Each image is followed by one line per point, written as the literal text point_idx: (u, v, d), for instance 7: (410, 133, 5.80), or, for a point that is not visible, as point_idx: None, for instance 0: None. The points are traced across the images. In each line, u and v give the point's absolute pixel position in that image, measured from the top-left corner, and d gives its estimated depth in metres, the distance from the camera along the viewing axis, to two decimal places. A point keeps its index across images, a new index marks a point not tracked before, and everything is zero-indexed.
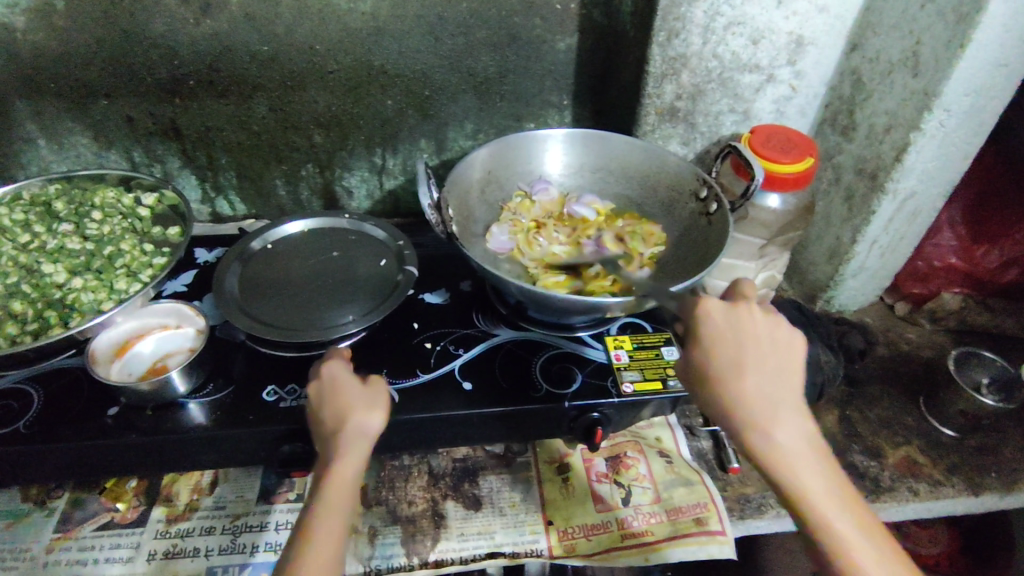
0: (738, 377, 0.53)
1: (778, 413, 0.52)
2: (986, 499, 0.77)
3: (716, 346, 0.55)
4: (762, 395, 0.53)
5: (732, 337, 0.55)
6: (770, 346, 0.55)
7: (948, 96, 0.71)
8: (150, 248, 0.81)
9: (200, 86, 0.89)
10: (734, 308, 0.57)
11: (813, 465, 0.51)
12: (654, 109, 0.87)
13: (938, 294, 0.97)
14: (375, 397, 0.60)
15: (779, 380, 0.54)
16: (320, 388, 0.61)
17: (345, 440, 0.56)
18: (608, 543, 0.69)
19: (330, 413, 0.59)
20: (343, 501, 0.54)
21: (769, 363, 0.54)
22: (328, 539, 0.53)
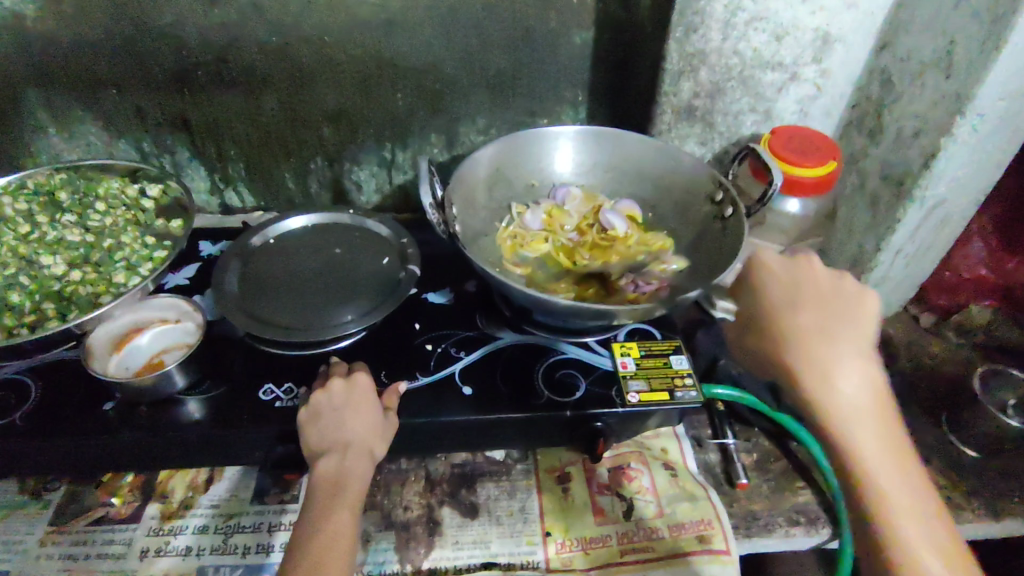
0: (797, 314, 0.52)
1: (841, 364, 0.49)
2: (1009, 525, 0.73)
3: (783, 292, 0.54)
4: (819, 344, 0.50)
5: (789, 286, 0.55)
6: (825, 294, 0.53)
7: (981, 100, 0.67)
8: (151, 240, 0.80)
9: (208, 77, 0.88)
10: (796, 261, 0.57)
11: (873, 424, 0.48)
12: (671, 107, 0.84)
13: (967, 307, 0.93)
14: (387, 425, 0.64)
15: (844, 323, 0.51)
16: (343, 394, 0.65)
17: (358, 460, 0.61)
18: (606, 558, 0.67)
19: (351, 425, 0.62)
20: (352, 520, 0.58)
21: (842, 315, 0.51)
22: (343, 546, 0.56)
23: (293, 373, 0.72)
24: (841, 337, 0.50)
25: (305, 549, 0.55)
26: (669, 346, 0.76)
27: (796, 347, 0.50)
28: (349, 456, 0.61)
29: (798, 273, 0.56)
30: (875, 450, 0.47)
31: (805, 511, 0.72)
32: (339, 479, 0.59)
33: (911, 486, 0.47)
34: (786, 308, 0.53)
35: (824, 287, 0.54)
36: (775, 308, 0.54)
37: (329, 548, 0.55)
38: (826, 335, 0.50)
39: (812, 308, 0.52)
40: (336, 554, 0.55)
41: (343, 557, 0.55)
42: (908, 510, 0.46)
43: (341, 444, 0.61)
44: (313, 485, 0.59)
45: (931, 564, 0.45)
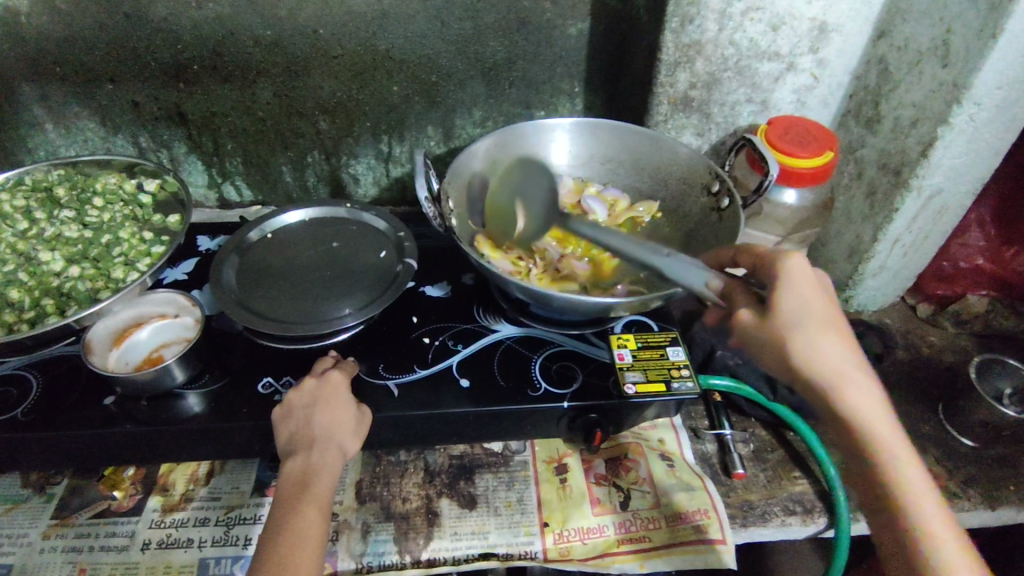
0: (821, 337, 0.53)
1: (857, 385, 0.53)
2: (1005, 513, 0.73)
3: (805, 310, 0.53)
4: (845, 363, 0.53)
5: (812, 303, 0.53)
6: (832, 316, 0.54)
7: (978, 89, 0.67)
8: (149, 235, 0.80)
9: (204, 71, 0.88)
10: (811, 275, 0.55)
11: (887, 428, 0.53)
12: (667, 98, 0.83)
13: (964, 296, 0.92)
14: (360, 420, 0.65)
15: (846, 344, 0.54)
16: (313, 392, 0.66)
17: (325, 454, 0.61)
18: (604, 548, 0.67)
19: (319, 422, 0.63)
20: (320, 515, 0.58)
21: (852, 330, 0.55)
22: (309, 540, 0.56)
23: (292, 366, 0.72)
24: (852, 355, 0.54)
25: (271, 543, 0.56)
26: (666, 337, 0.77)
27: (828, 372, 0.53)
28: (317, 450, 0.61)
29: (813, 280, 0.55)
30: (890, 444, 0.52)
31: (801, 501, 0.73)
32: (307, 476, 0.60)
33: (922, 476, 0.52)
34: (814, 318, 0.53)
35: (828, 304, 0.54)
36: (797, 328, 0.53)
37: (293, 543, 0.56)
38: (843, 356, 0.53)
39: (832, 321, 0.54)
40: (300, 547, 0.56)
41: (308, 554, 0.56)
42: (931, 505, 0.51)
43: (310, 439, 0.62)
44: (281, 484, 0.60)
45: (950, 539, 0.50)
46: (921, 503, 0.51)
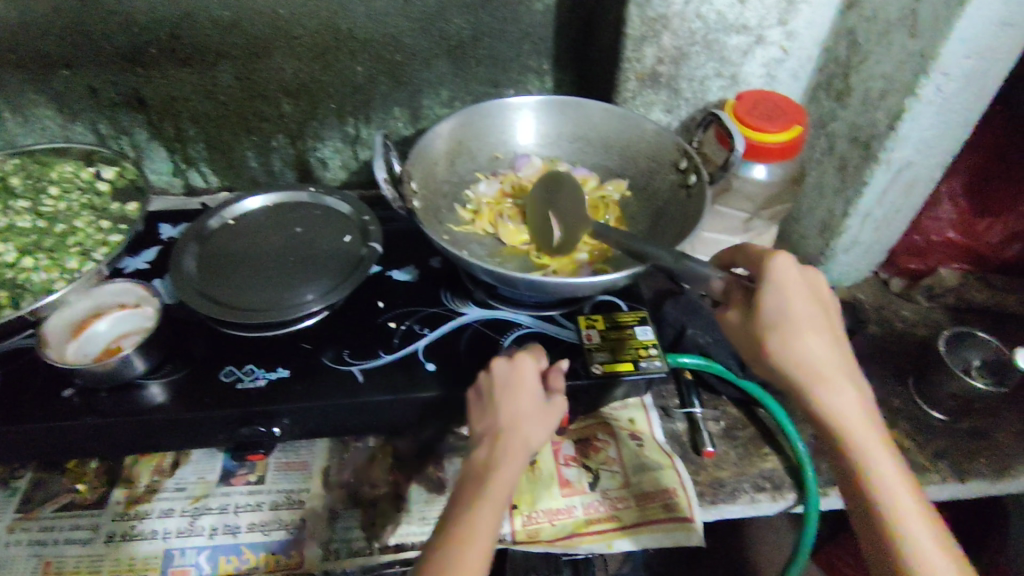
0: (800, 335, 0.54)
1: (837, 382, 0.54)
2: (975, 485, 0.74)
3: (787, 307, 0.54)
4: (825, 362, 0.54)
5: (797, 301, 0.55)
6: (816, 316, 0.55)
7: (946, 58, 0.66)
8: (106, 225, 0.78)
9: (162, 54, 0.86)
10: (800, 271, 0.56)
11: (864, 424, 0.54)
12: (634, 73, 0.81)
13: (936, 270, 0.92)
14: (551, 413, 0.61)
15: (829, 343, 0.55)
16: (505, 377, 0.62)
17: (510, 446, 0.58)
18: (572, 529, 0.67)
19: (505, 412, 0.60)
20: (497, 511, 0.55)
21: (838, 332, 0.56)
22: (481, 535, 0.53)
23: (254, 354, 0.71)
24: (835, 357, 0.55)
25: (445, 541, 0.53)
26: (636, 317, 0.76)
27: (807, 368, 0.54)
28: (504, 438, 0.58)
29: (803, 281, 0.56)
30: (867, 439, 0.53)
31: (771, 477, 0.73)
32: (488, 466, 0.57)
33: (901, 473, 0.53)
34: (798, 320, 0.54)
35: (814, 302, 0.55)
36: (778, 325, 0.55)
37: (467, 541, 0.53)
38: (825, 354, 0.55)
39: (817, 320, 0.55)
40: (474, 543, 0.52)
41: (480, 549, 0.52)
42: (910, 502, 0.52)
43: (496, 427, 0.59)
44: (465, 474, 0.58)
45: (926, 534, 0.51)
46: (899, 503, 0.52)
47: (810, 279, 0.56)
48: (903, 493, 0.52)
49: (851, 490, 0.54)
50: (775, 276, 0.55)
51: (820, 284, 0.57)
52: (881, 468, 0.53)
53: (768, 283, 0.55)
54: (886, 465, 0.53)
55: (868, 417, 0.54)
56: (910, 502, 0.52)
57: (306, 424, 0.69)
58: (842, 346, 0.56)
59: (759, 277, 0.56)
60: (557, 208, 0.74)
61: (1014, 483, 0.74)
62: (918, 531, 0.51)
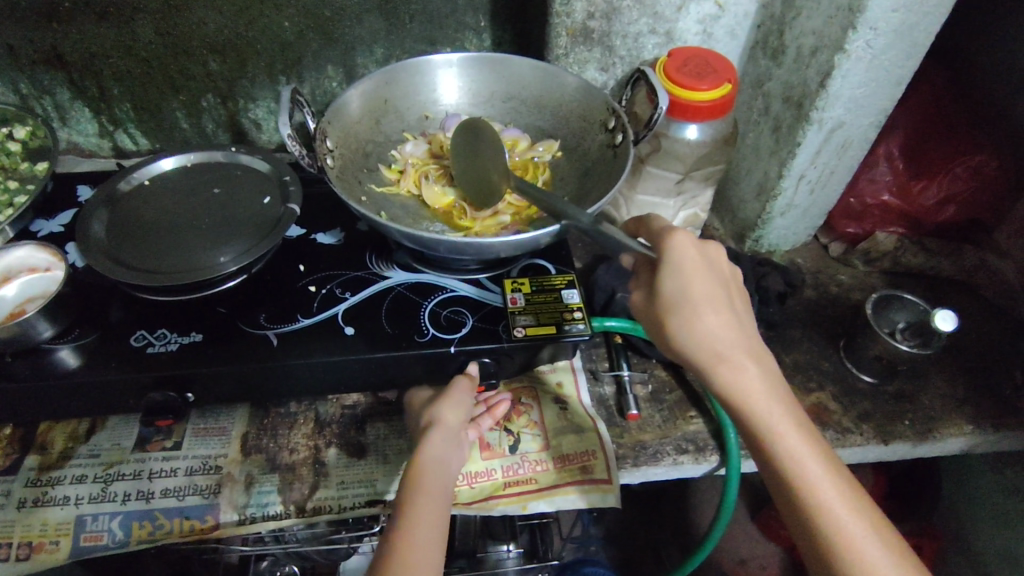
0: (700, 310, 0.54)
1: (740, 357, 0.54)
2: (897, 446, 0.74)
3: (686, 284, 0.54)
4: (725, 338, 0.54)
5: (697, 276, 0.55)
6: (716, 291, 0.55)
7: (872, 12, 0.64)
8: (13, 185, 0.76)
9: (76, 8, 0.82)
10: (700, 247, 0.56)
11: (769, 397, 0.54)
12: (565, 29, 0.79)
13: (873, 235, 0.89)
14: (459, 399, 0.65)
15: (730, 318, 0.55)
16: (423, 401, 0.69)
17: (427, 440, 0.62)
18: (490, 491, 0.67)
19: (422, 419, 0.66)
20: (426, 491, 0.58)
21: (739, 309, 0.56)
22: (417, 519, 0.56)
23: (167, 318, 0.69)
24: (735, 331, 0.55)
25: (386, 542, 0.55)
26: (563, 281, 0.75)
27: (709, 346, 0.54)
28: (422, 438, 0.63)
29: (701, 258, 0.56)
30: (773, 413, 0.53)
31: (694, 440, 0.73)
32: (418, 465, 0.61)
33: (809, 442, 0.53)
34: (697, 296, 0.54)
35: (713, 277, 0.55)
36: (678, 302, 0.54)
37: (407, 537, 0.55)
38: (726, 329, 0.54)
39: (717, 297, 0.55)
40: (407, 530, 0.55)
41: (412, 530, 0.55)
42: (819, 470, 0.52)
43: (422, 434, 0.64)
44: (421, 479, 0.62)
45: (836, 499, 0.51)
46: (808, 473, 0.52)
47: (709, 254, 0.56)
48: (811, 462, 0.52)
49: (766, 470, 0.54)
50: (672, 254, 0.55)
51: (720, 260, 0.57)
52: (790, 443, 0.52)
53: (666, 262, 0.55)
54: (792, 436, 0.53)
55: (773, 390, 0.54)
56: (823, 473, 0.52)
57: (221, 389, 0.68)
58: (744, 321, 0.56)
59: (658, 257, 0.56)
60: (478, 160, 0.72)
61: (936, 444, 0.74)
62: (830, 498, 0.51)
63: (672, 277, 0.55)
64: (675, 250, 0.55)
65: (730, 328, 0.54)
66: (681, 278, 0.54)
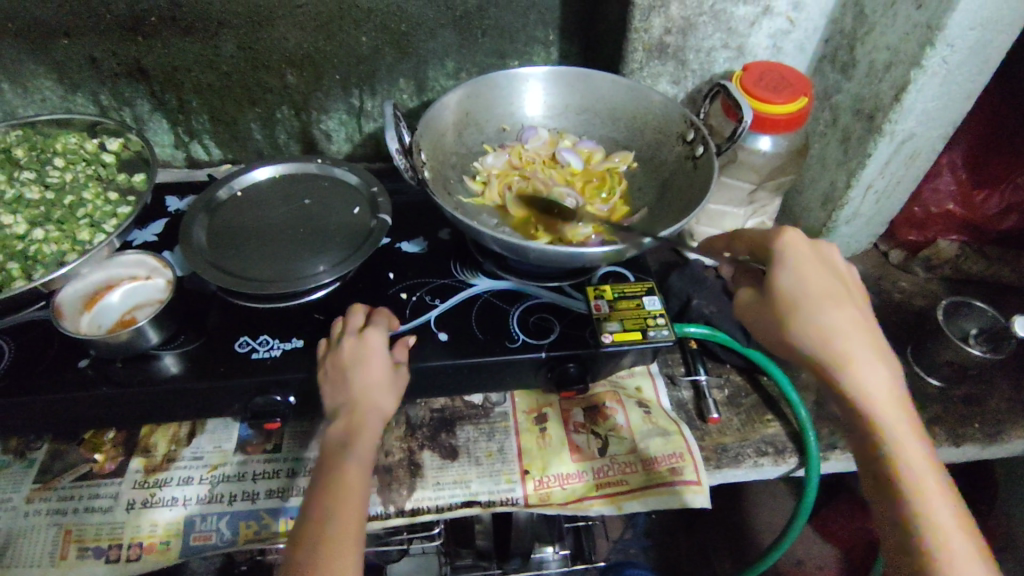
0: (825, 306, 0.54)
1: (863, 355, 0.53)
2: (968, 448, 0.76)
3: (806, 279, 0.56)
4: (849, 336, 0.53)
5: (817, 272, 0.56)
6: (834, 291, 0.55)
7: (950, 30, 0.66)
8: (114, 197, 0.80)
9: (162, 23, 0.84)
10: (817, 249, 0.58)
11: (891, 400, 0.53)
12: (641, 44, 0.81)
13: (935, 243, 0.93)
14: (396, 378, 0.66)
15: (854, 319, 0.55)
16: (350, 351, 0.66)
17: (368, 415, 0.63)
18: (582, 492, 0.69)
19: (358, 385, 0.64)
20: (365, 471, 0.60)
21: (863, 311, 0.56)
22: (352, 499, 0.58)
23: (267, 325, 0.72)
24: (860, 332, 0.54)
25: (313, 525, 0.56)
26: (642, 287, 0.77)
27: (832, 342, 0.53)
28: (359, 411, 0.63)
29: (819, 260, 0.58)
30: (891, 416, 0.52)
31: (773, 442, 0.75)
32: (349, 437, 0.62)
33: (927, 453, 0.52)
34: (818, 294, 0.55)
35: (834, 278, 0.57)
36: (798, 296, 0.55)
37: (333, 524, 0.56)
38: (851, 328, 0.54)
39: (838, 297, 0.55)
40: (342, 516, 0.57)
41: (352, 509, 0.58)
42: (931, 479, 0.51)
43: (349, 402, 0.63)
44: (326, 445, 0.63)
45: (944, 512, 0.50)
46: (921, 478, 0.51)
47: (830, 258, 0.58)
48: (927, 472, 0.51)
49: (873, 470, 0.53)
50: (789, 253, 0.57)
51: (839, 265, 0.58)
52: (909, 449, 0.51)
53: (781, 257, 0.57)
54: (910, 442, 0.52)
55: (896, 396, 0.53)
56: (933, 482, 0.51)
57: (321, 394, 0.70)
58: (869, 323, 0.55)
59: (778, 255, 0.58)
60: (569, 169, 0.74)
61: (1006, 446, 0.77)
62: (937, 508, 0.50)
63: (790, 272, 0.56)
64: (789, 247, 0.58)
65: (854, 326, 0.54)
66: (800, 275, 0.56)
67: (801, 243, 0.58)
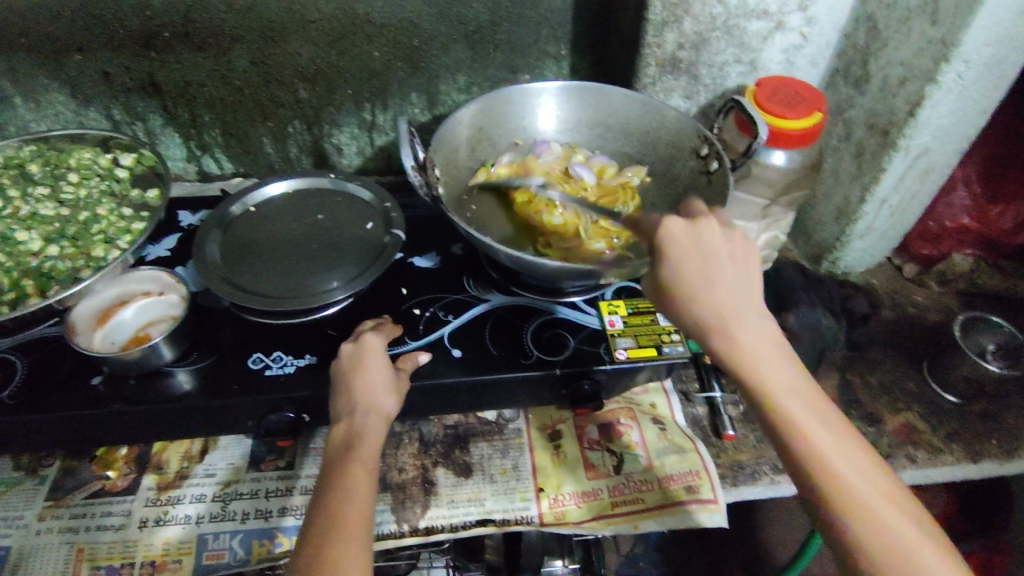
0: (707, 290, 0.51)
1: (749, 331, 0.51)
2: (987, 465, 0.75)
3: (684, 268, 0.51)
4: (735, 313, 0.51)
5: (696, 256, 0.51)
6: (711, 269, 0.51)
7: (967, 46, 0.66)
8: (129, 212, 0.80)
9: (176, 38, 0.84)
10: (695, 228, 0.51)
11: (785, 373, 0.51)
12: (654, 59, 0.81)
13: (949, 256, 0.93)
14: (395, 380, 0.65)
15: (739, 291, 0.52)
16: (350, 357, 0.66)
17: (368, 416, 0.61)
18: (598, 510, 0.68)
19: (357, 388, 0.63)
20: (370, 472, 0.59)
21: (745, 280, 0.52)
22: (358, 501, 0.57)
23: (281, 341, 0.71)
24: (742, 304, 0.52)
25: (318, 530, 0.54)
26: None
27: (712, 323, 0.51)
28: (360, 415, 0.61)
29: (698, 240, 0.51)
30: (786, 393, 0.50)
31: None
32: (351, 440, 0.60)
33: (825, 421, 0.50)
34: (697, 279, 0.50)
35: (717, 255, 0.51)
36: (678, 285, 0.51)
37: (339, 527, 0.54)
38: (733, 305, 0.51)
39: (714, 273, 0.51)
40: (348, 518, 0.55)
41: (358, 511, 0.56)
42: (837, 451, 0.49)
43: (349, 407, 0.62)
44: (331, 452, 0.61)
45: (858, 484, 0.48)
46: (827, 457, 0.48)
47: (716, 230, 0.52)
48: (829, 444, 0.49)
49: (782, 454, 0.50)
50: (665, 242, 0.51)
51: (721, 237, 0.52)
52: (807, 424, 0.49)
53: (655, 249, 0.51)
54: (805, 416, 0.49)
55: (788, 368, 0.51)
56: (847, 454, 0.49)
57: None
58: (753, 290, 0.53)
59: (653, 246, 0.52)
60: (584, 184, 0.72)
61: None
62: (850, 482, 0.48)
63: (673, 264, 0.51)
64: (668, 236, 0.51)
65: (735, 303, 0.51)
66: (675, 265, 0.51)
67: (677, 227, 0.51)
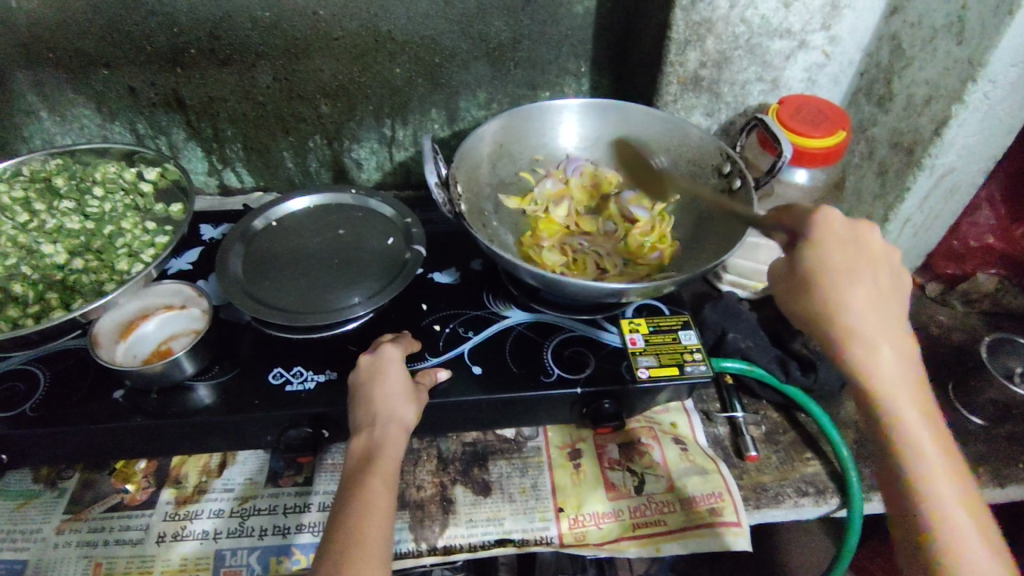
0: (847, 285, 0.53)
1: (874, 338, 0.52)
2: (1015, 490, 0.74)
3: (828, 258, 0.53)
4: (870, 317, 0.52)
5: (849, 250, 0.54)
6: (856, 267, 0.53)
7: (994, 66, 0.65)
8: (152, 226, 0.81)
9: (201, 55, 0.85)
10: (856, 228, 0.55)
11: (906, 385, 0.52)
12: (676, 77, 0.81)
13: (973, 276, 0.92)
14: (414, 391, 0.64)
15: (878, 301, 0.53)
16: (369, 368, 0.65)
17: (387, 427, 0.61)
18: (618, 532, 0.68)
19: (378, 399, 0.62)
20: (390, 484, 0.58)
21: (883, 290, 0.54)
22: (378, 515, 0.56)
23: (301, 356, 0.71)
24: (879, 313, 0.53)
25: (339, 545, 0.53)
26: (678, 321, 0.76)
27: (845, 317, 0.52)
28: (380, 426, 0.61)
29: (853, 239, 0.54)
30: (904, 402, 0.51)
31: (814, 482, 0.73)
32: (370, 451, 0.60)
33: (938, 441, 0.51)
34: (837, 272, 0.53)
35: (864, 257, 0.54)
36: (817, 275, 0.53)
37: (360, 543, 0.54)
38: (869, 310, 0.53)
39: (860, 274, 0.53)
40: (369, 534, 0.54)
41: (378, 527, 0.55)
42: (942, 468, 0.50)
43: (368, 419, 0.61)
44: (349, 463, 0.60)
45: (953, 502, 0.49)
46: (929, 468, 0.50)
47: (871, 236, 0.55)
48: (936, 460, 0.50)
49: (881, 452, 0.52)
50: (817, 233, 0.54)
51: (871, 242, 0.55)
52: (916, 435, 0.51)
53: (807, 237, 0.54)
54: (918, 429, 0.51)
55: (913, 383, 0.52)
56: (951, 479, 0.50)
57: None
58: (891, 303, 0.54)
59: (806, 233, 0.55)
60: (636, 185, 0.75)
61: None
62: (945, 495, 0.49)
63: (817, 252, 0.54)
64: (823, 226, 0.55)
65: (874, 306, 0.53)
66: (822, 254, 0.54)
67: (833, 222, 0.55)
